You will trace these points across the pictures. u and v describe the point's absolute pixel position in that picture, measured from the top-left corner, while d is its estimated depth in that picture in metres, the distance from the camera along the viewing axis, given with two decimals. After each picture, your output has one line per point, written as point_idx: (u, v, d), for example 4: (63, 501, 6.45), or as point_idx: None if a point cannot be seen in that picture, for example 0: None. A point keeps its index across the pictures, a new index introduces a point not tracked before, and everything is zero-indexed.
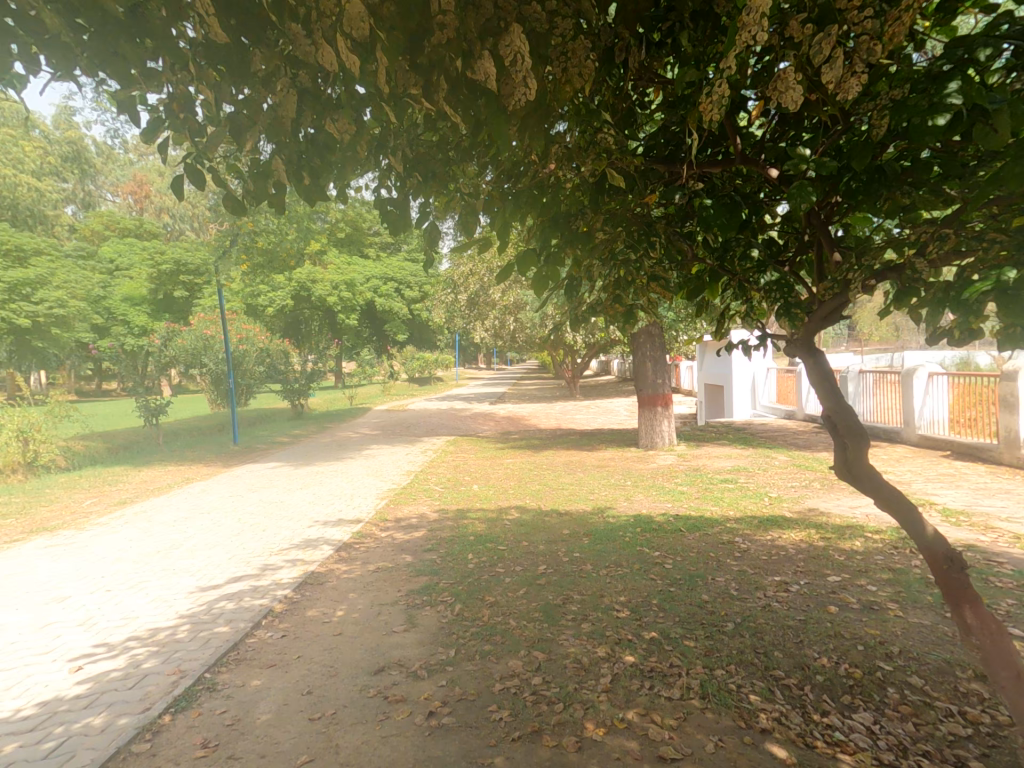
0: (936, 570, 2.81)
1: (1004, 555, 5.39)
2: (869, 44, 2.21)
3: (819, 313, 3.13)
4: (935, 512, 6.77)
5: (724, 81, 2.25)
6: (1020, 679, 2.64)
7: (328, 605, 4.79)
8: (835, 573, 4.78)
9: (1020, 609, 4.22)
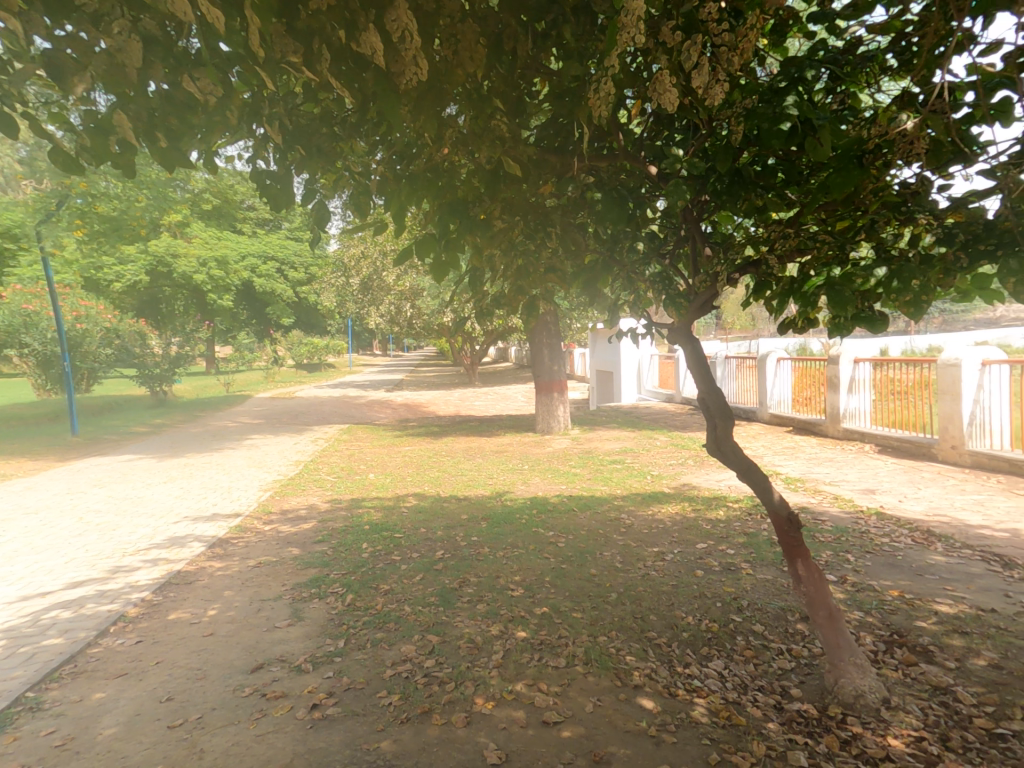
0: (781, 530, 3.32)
1: (826, 513, 6.37)
2: (727, 56, 2.45)
3: (698, 302, 3.47)
4: (780, 480, 7.81)
5: (609, 79, 2.37)
6: (831, 617, 3.12)
7: (197, 605, 4.47)
8: (703, 540, 5.35)
9: (834, 558, 5.03)
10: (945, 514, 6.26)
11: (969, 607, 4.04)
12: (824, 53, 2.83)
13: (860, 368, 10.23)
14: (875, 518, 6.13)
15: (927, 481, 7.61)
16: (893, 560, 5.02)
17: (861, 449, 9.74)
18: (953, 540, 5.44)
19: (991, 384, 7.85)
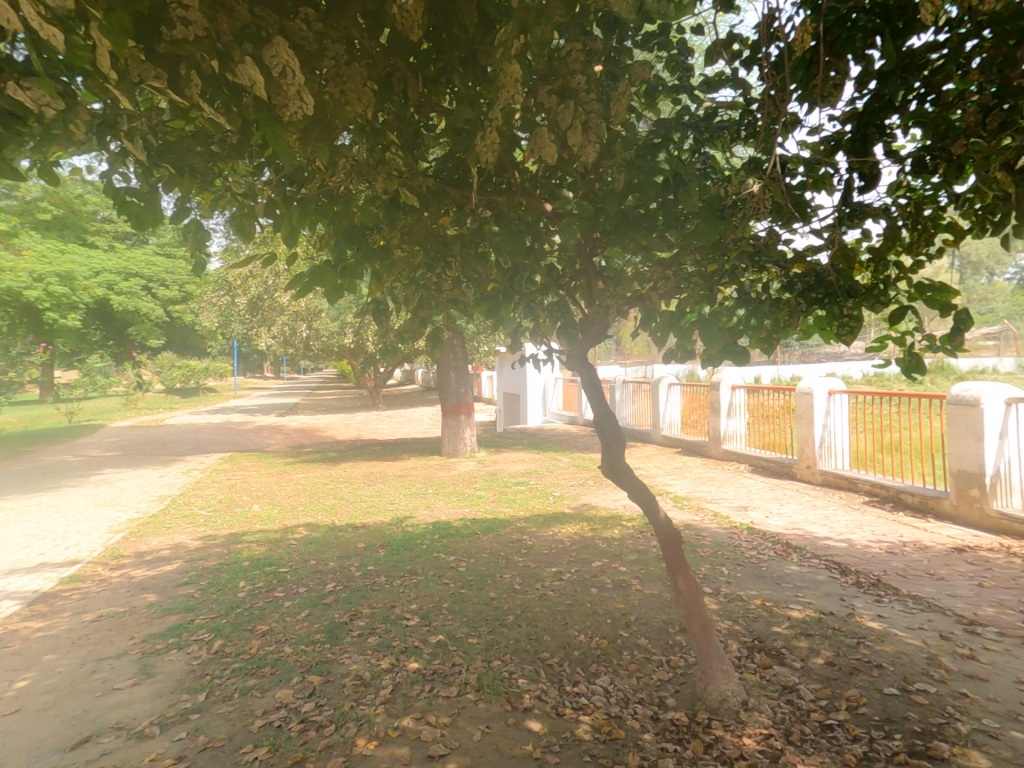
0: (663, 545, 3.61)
1: (706, 529, 6.95)
2: (598, 122, 2.71)
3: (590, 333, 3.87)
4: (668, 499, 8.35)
5: (494, 130, 2.53)
6: (706, 628, 3.41)
7: (11, 674, 3.88)
8: (599, 558, 5.59)
9: (711, 571, 5.49)
10: (800, 527, 7.12)
11: (815, 612, 4.62)
12: (689, 117, 3.20)
13: (736, 395, 11.45)
14: (745, 533, 6.80)
15: (788, 498, 8.61)
16: (759, 570, 5.59)
17: (736, 468, 10.86)
18: (807, 551, 6.19)
19: (836, 411, 9.08)
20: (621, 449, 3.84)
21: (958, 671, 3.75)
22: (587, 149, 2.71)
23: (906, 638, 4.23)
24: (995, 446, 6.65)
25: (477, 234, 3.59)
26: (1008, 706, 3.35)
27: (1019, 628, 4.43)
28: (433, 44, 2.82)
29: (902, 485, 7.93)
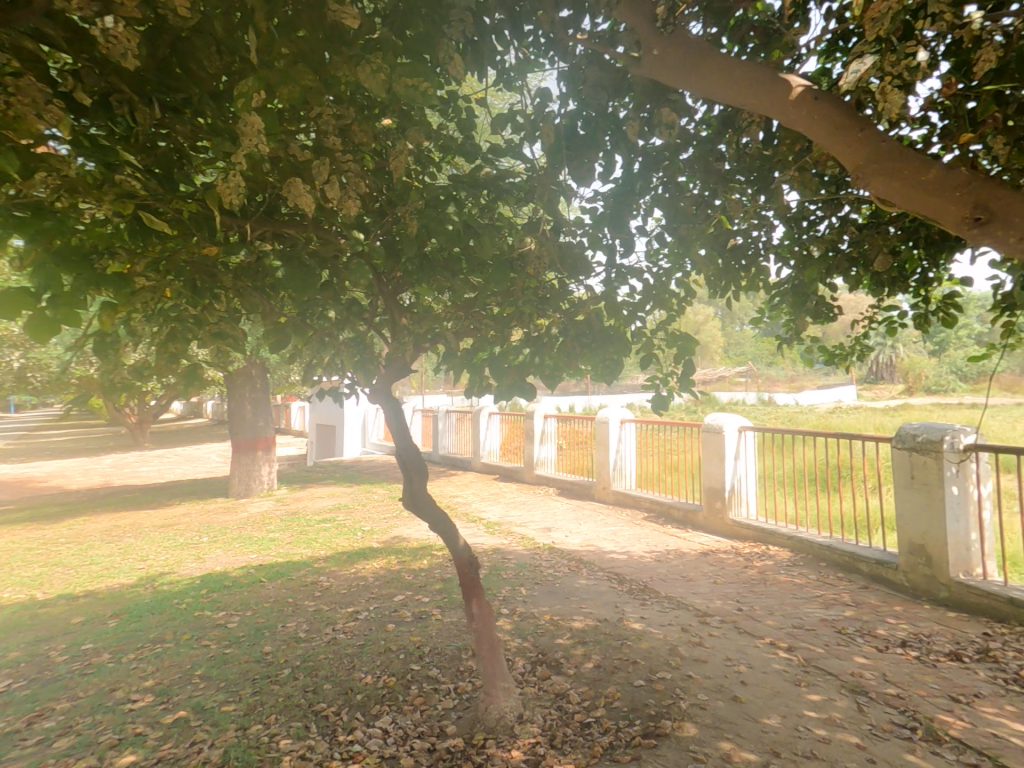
0: (462, 573, 3.69)
1: (512, 552, 7.43)
2: (354, 180, 2.85)
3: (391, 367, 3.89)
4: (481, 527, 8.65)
5: (237, 174, 2.48)
6: (494, 649, 3.58)
7: None
8: (401, 592, 5.57)
9: (511, 592, 5.86)
10: (592, 543, 7.99)
11: (592, 619, 5.22)
12: (483, 175, 3.55)
13: (547, 423, 12.56)
14: (544, 553, 7.41)
15: (586, 517, 9.60)
16: (551, 586, 6.13)
17: (547, 492, 11.90)
18: (594, 565, 6.98)
19: (626, 439, 10.46)
20: (423, 481, 3.84)
21: (689, 656, 4.58)
22: (346, 202, 2.81)
23: (656, 634, 5.02)
24: (731, 467, 8.31)
25: (255, 266, 3.36)
26: (718, 680, 4.19)
27: (735, 614, 5.57)
28: (167, 73, 2.70)
29: (671, 501, 9.41)
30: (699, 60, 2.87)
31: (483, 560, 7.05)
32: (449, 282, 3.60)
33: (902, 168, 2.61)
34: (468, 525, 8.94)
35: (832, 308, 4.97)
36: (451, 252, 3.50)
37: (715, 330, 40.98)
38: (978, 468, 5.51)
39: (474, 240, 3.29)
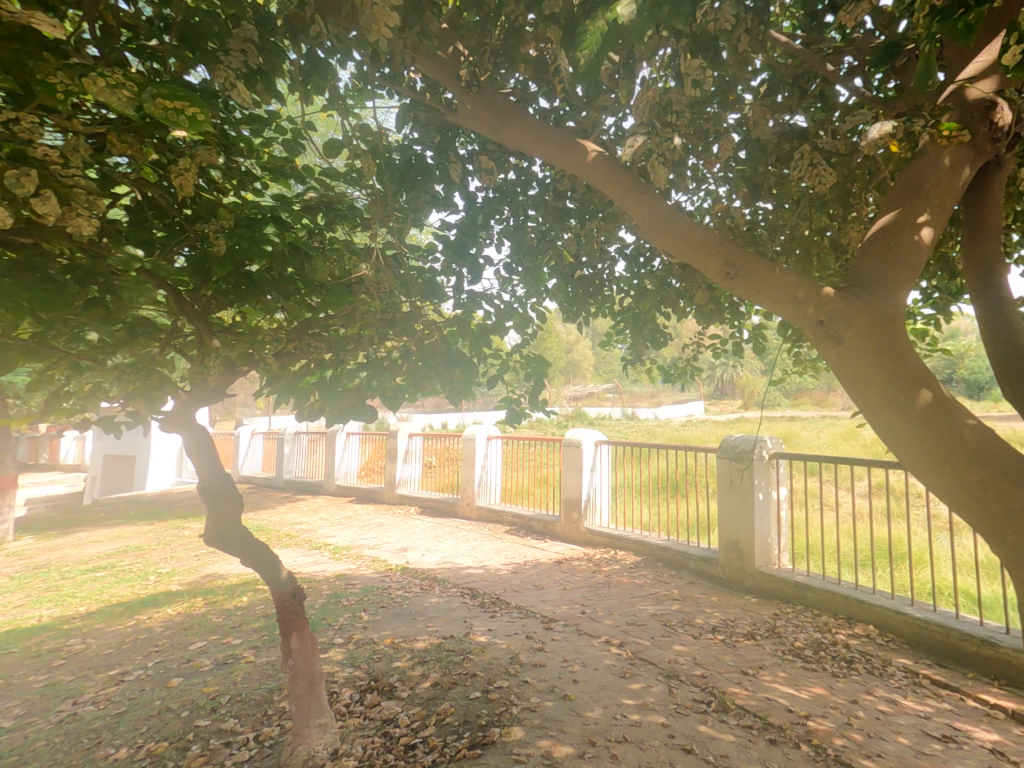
0: (283, 605, 3.54)
1: (359, 577, 7.48)
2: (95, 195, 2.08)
3: (199, 391, 3.48)
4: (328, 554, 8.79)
5: None
6: (310, 686, 3.49)
7: None
8: (203, 639, 5.44)
9: (350, 620, 5.82)
10: (449, 561, 8.10)
11: (437, 637, 5.30)
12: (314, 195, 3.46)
13: (412, 441, 12.72)
14: (395, 575, 7.46)
15: (446, 535, 9.73)
16: (399, 609, 6.16)
17: (408, 513, 11.76)
18: (448, 582, 7.09)
19: (493, 455, 10.88)
20: (237, 511, 3.60)
21: (528, 662, 4.80)
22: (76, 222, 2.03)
23: (500, 644, 5.19)
24: (588, 478, 8.90)
25: None
26: (551, 682, 4.43)
27: (577, 617, 5.90)
28: None
29: (532, 514, 9.81)
30: (501, 120, 3.37)
31: (326, 588, 7.01)
32: (280, 300, 3.34)
33: (667, 225, 3.18)
34: (313, 554, 8.90)
35: (664, 333, 5.76)
36: (286, 273, 3.24)
37: (585, 351, 43.86)
38: (777, 474, 6.48)
39: (307, 264, 3.18)
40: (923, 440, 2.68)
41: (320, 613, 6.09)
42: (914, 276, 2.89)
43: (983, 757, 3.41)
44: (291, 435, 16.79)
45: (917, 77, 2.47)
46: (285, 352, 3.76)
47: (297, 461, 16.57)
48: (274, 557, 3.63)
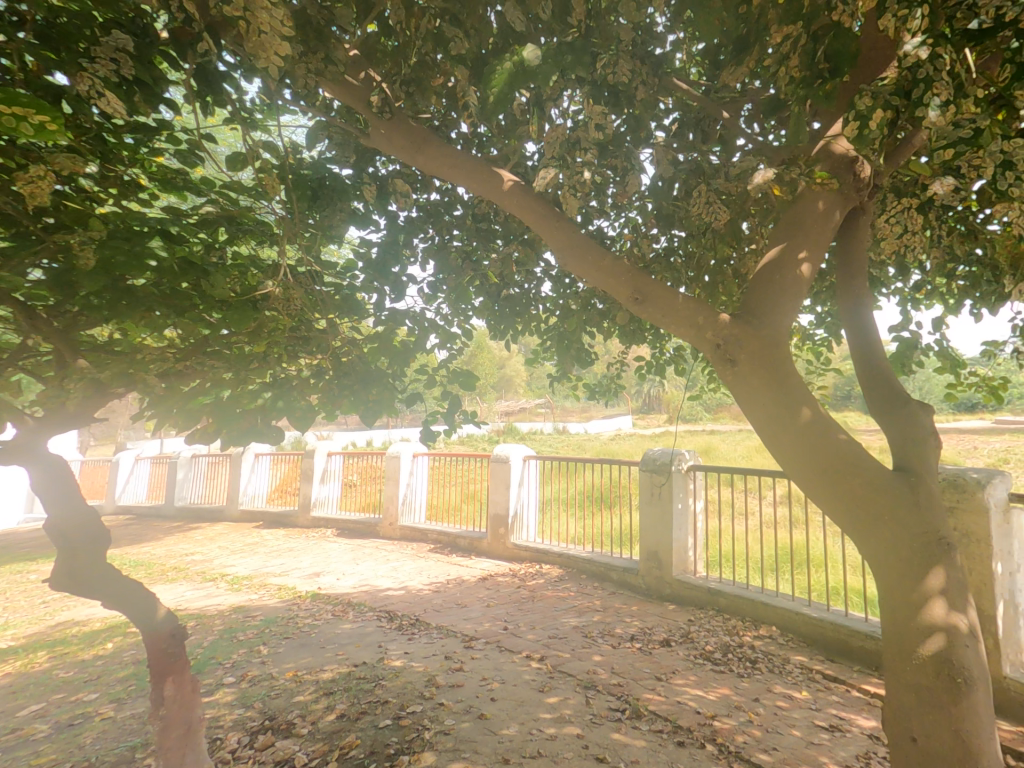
0: (160, 646, 3.54)
1: (260, 608, 7.20)
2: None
3: (53, 418, 3.15)
4: (225, 584, 8.43)
5: None
6: (185, 733, 3.47)
7: None
8: (37, 702, 4.97)
9: (242, 657, 5.56)
10: (366, 584, 7.88)
11: (346, 666, 5.14)
12: (213, 212, 3.43)
13: (332, 459, 12.32)
14: (304, 603, 7.24)
15: (364, 556, 9.50)
16: (306, 639, 5.95)
17: (323, 534, 11.47)
18: (364, 606, 6.90)
19: (419, 472, 10.71)
20: (104, 552, 3.46)
21: (445, 684, 4.73)
22: None
23: (416, 667, 5.10)
24: (515, 493, 8.95)
25: None
26: (468, 702, 4.41)
27: (499, 633, 5.90)
28: None
29: (457, 531, 9.72)
30: (417, 144, 3.43)
31: (219, 622, 6.75)
32: (171, 318, 3.21)
33: (580, 251, 3.16)
34: (205, 587, 8.41)
35: (591, 354, 5.90)
36: (178, 288, 3.24)
37: (517, 366, 44.40)
38: (694, 485, 6.80)
39: (203, 278, 3.21)
40: (813, 474, 2.48)
41: (209, 651, 5.79)
42: (799, 307, 2.80)
43: (862, 743, 3.74)
44: (188, 458, 15.67)
45: (790, 131, 2.63)
46: (175, 370, 3.49)
47: (198, 485, 15.51)
48: (151, 597, 3.60)
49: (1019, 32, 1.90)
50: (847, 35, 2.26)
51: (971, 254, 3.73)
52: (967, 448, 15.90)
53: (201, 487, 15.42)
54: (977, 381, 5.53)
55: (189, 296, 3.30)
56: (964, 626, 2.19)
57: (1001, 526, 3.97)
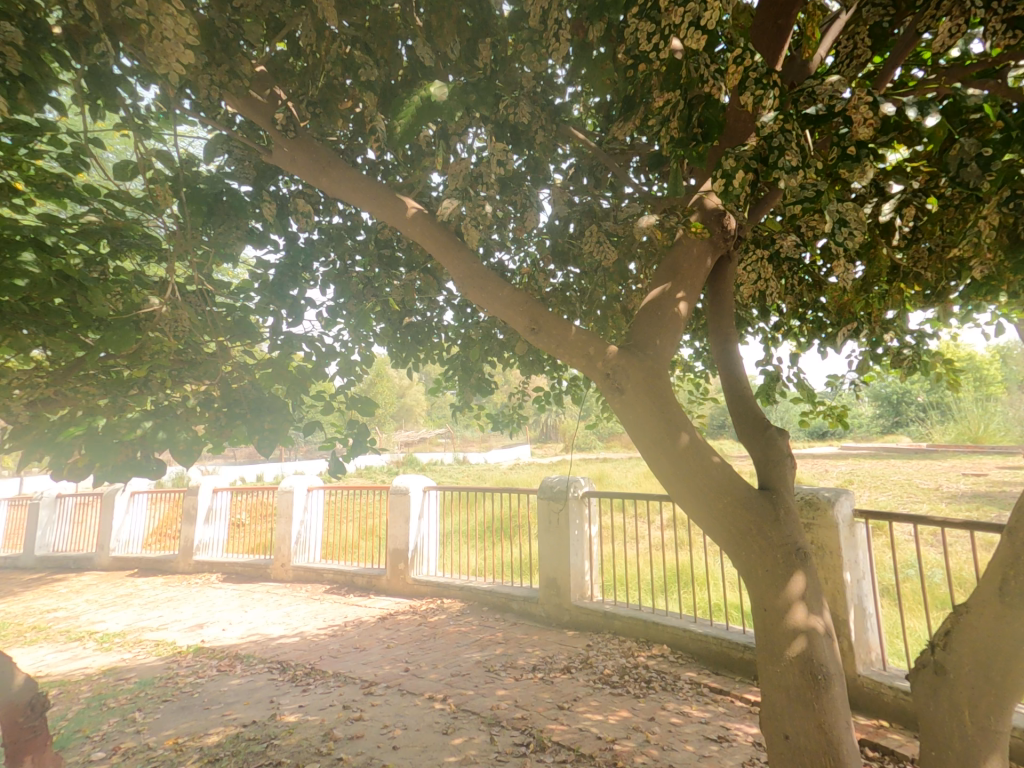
0: (16, 720, 2.90)
1: (134, 668, 6.26)
2: None
3: None
4: (89, 644, 7.27)
5: None
6: None
7: None
8: None
9: (112, 728, 4.82)
10: (256, 633, 7.16)
11: (233, 727, 4.62)
12: (95, 225, 3.23)
13: (217, 497, 11.18)
14: (184, 659, 6.41)
15: (253, 602, 8.64)
16: (187, 700, 5.26)
17: (206, 580, 10.30)
18: (254, 658, 6.25)
19: (313, 507, 9.99)
20: None
21: (343, 736, 4.41)
22: None
23: (312, 721, 4.70)
24: (416, 525, 8.68)
25: None
26: (368, 754, 4.13)
27: (400, 676, 5.62)
28: None
29: (354, 568, 9.20)
30: (319, 166, 3.36)
31: (84, 689, 5.77)
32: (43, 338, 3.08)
33: (482, 283, 3.25)
34: (69, 649, 7.19)
35: (491, 382, 5.95)
36: (49, 304, 3.00)
37: (417, 396, 43.60)
38: (589, 511, 7.06)
39: (80, 294, 2.98)
40: (693, 495, 2.74)
41: (74, 724, 4.95)
42: (677, 341, 3.10)
43: (747, 750, 4.05)
44: (54, 497, 13.34)
45: (668, 185, 2.87)
46: (31, 396, 3.47)
47: (61, 531, 13.25)
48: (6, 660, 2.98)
49: (845, 122, 2.34)
50: (714, 107, 2.60)
51: (817, 301, 4.37)
52: (819, 470, 18.24)
53: (66, 533, 13.19)
54: (822, 411, 6.41)
55: (68, 315, 3.10)
56: (821, 627, 2.51)
57: (847, 538, 4.61)
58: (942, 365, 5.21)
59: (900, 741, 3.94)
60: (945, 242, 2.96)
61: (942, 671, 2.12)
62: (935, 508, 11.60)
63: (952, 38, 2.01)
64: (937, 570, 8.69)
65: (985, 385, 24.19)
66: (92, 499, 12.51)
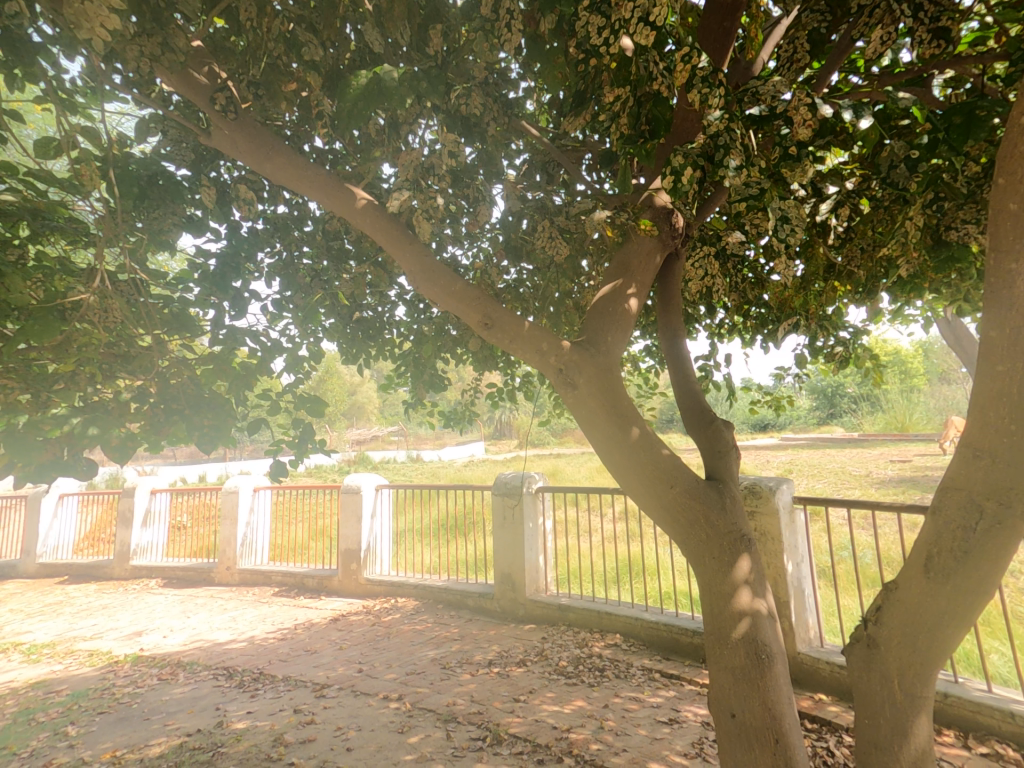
0: None
1: (67, 679, 5.86)
2: None
3: None
4: (15, 655, 6.75)
5: None
6: None
7: None
8: None
9: (43, 742, 4.51)
10: (201, 639, 6.84)
11: (177, 737, 4.42)
12: (13, 205, 3.02)
13: (156, 498, 10.56)
14: (122, 668, 6.04)
15: (196, 609, 8.23)
16: (126, 711, 4.96)
17: (144, 586, 9.72)
18: (198, 665, 5.97)
19: (259, 507, 9.61)
20: None
21: (294, 741, 4.28)
22: None
23: (262, 727, 4.53)
24: (368, 525, 8.48)
25: None
26: (320, 757, 4.04)
27: (353, 677, 5.49)
28: None
29: (305, 570, 8.92)
30: (262, 151, 3.21)
31: (9, 704, 5.35)
32: None
33: (434, 275, 3.21)
34: None
35: (444, 379, 5.89)
36: None
37: (370, 393, 42.62)
38: (543, 506, 7.09)
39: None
40: (643, 486, 2.81)
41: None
42: (628, 338, 3.17)
43: (695, 730, 4.23)
44: None
45: (617, 182, 2.88)
46: None
47: None
48: None
49: (785, 124, 2.43)
50: (663, 105, 2.63)
51: (759, 297, 4.56)
52: (761, 461, 19.25)
53: None
54: (766, 399, 6.71)
55: None
56: (764, 608, 2.65)
57: (787, 524, 4.87)
58: (873, 359, 5.55)
59: (836, 712, 4.22)
60: (875, 243, 3.16)
61: (874, 644, 2.28)
62: (865, 493, 12.46)
63: (883, 45, 2.14)
64: (868, 550, 9.35)
65: (909, 377, 26.24)
66: (16, 502, 11.56)
